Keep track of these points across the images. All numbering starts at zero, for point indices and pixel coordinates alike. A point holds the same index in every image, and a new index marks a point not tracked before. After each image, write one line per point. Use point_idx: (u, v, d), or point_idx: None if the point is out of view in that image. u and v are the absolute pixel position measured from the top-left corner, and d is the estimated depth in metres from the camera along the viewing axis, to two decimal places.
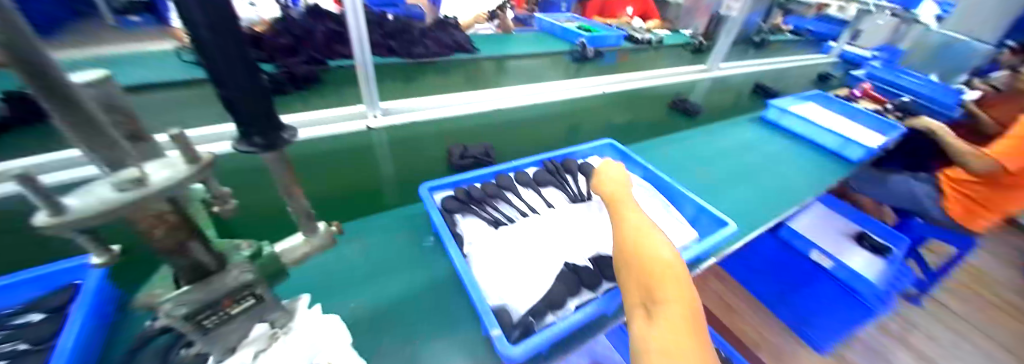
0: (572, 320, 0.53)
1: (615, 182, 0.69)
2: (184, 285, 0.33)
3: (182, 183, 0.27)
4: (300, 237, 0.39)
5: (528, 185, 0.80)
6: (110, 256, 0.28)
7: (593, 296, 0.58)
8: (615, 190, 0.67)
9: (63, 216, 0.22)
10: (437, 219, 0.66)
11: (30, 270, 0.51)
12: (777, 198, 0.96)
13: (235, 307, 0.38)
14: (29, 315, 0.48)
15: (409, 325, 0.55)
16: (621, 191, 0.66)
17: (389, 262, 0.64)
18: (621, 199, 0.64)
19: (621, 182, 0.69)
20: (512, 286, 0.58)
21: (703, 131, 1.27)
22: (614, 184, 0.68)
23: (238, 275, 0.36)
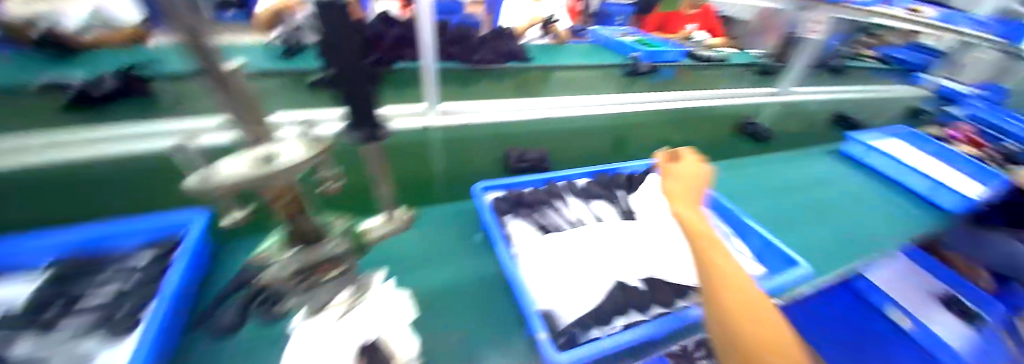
0: (621, 339, 0.47)
1: (683, 182, 0.56)
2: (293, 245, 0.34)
3: (298, 166, 0.28)
4: (379, 217, 0.38)
5: (579, 194, 0.75)
6: (232, 219, 0.30)
7: (644, 319, 0.52)
8: (685, 191, 0.54)
9: (206, 182, 0.24)
10: (488, 217, 0.64)
11: (144, 219, 0.57)
12: (857, 244, 0.85)
13: None
14: (136, 259, 0.53)
15: (454, 315, 0.54)
16: (691, 192, 0.55)
17: (444, 255, 0.64)
18: (689, 200, 0.53)
19: (688, 181, 0.56)
20: (560, 291, 0.54)
21: (775, 160, 1.18)
22: (683, 183, 0.56)
23: None
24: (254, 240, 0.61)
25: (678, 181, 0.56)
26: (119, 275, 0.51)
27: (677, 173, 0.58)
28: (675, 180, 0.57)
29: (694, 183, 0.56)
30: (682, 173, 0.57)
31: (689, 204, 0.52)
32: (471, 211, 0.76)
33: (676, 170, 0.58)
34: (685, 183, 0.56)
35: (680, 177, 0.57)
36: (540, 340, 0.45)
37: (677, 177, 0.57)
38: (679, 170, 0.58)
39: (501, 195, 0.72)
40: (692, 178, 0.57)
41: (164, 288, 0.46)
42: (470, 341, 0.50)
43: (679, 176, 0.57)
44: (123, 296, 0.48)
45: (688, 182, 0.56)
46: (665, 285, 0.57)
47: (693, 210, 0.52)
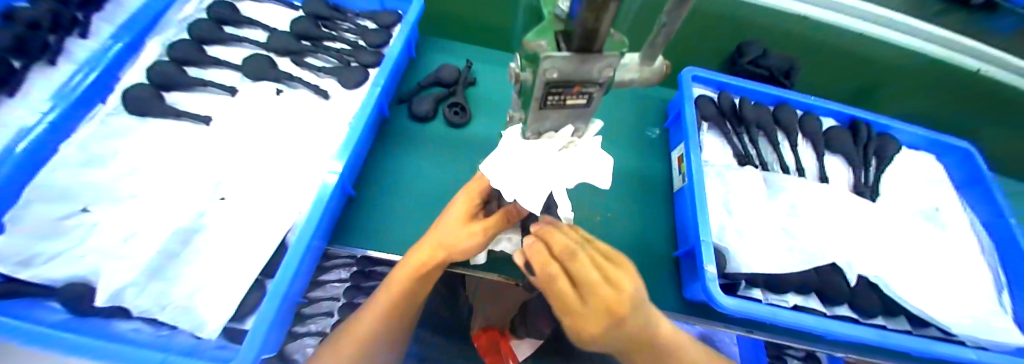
0: (800, 318, 0.40)
1: (625, 310, 0.25)
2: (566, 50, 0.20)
3: None
4: (643, 62, 0.26)
5: (811, 137, 0.57)
6: None
7: (821, 310, 0.44)
8: (617, 309, 0.25)
9: None
10: (690, 115, 0.51)
11: None
12: None
13: (568, 103, 0.25)
14: (352, 25, 0.57)
15: (604, 200, 0.53)
16: (617, 307, 0.25)
17: (614, 136, 0.59)
18: (617, 317, 0.25)
19: (621, 303, 0.25)
20: (740, 239, 0.46)
21: None
22: (617, 322, 0.25)
23: (590, 88, 0.24)
24: (453, 47, 0.63)
25: (620, 313, 0.25)
26: (340, 36, 0.56)
27: (624, 312, 0.25)
28: (629, 296, 0.26)
29: (627, 285, 0.25)
30: (603, 319, 0.25)
31: (612, 319, 0.25)
32: (656, 100, 0.65)
33: (631, 287, 0.26)
34: (630, 302, 0.26)
35: (625, 305, 0.25)
36: (707, 272, 0.39)
37: (634, 297, 0.26)
38: (627, 286, 0.26)
39: (709, 96, 0.58)
40: (638, 298, 0.27)
41: (380, 72, 0.48)
42: (610, 227, 0.50)
43: (621, 310, 0.25)
44: (351, 54, 0.53)
45: (627, 321, 0.26)
46: (872, 295, 0.45)
47: (603, 315, 0.25)
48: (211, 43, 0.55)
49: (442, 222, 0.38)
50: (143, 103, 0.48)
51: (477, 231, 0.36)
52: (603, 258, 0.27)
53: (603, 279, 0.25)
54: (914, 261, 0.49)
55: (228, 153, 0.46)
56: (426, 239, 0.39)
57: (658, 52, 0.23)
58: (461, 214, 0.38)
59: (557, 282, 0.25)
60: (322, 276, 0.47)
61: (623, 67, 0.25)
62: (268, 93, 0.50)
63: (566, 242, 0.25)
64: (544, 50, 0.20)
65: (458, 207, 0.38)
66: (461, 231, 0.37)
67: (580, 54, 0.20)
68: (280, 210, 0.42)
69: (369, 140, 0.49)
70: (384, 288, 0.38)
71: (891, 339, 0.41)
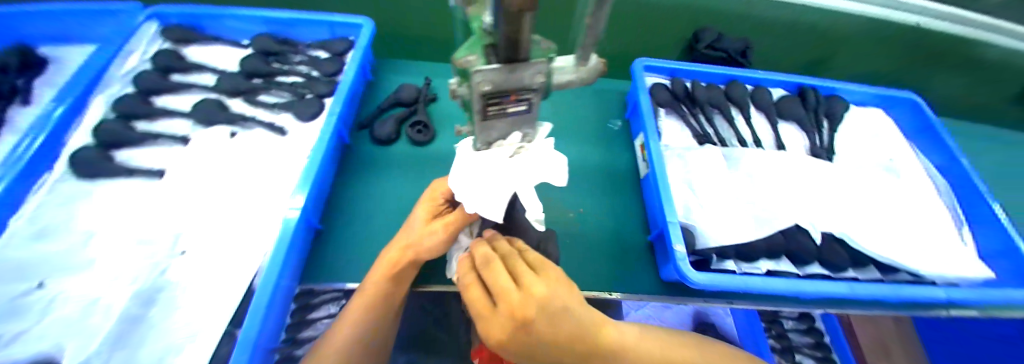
0: (761, 280, 0.41)
1: (535, 316, 0.23)
2: (494, 63, 0.20)
3: None
4: (578, 62, 0.26)
5: (765, 108, 0.59)
6: None
7: (794, 272, 0.45)
8: (526, 315, 0.23)
9: None
10: (645, 103, 0.53)
11: (304, 13, 0.55)
12: None
13: (509, 111, 0.25)
14: (304, 57, 0.56)
15: (577, 196, 0.54)
16: (529, 313, 0.23)
17: (580, 132, 0.61)
18: (530, 325, 0.24)
19: (534, 309, 0.23)
20: (711, 216, 0.47)
21: None
22: (531, 331, 0.24)
23: (527, 95, 0.24)
24: (412, 67, 0.63)
25: (531, 318, 0.23)
26: (292, 70, 0.55)
27: (537, 318, 0.23)
28: (545, 301, 0.24)
29: (538, 290, 0.24)
30: (514, 325, 0.24)
31: (523, 326, 0.23)
32: (616, 93, 0.67)
33: (545, 291, 0.24)
34: (545, 308, 0.24)
35: (539, 311, 0.24)
36: (676, 252, 0.40)
37: (551, 303, 0.24)
38: (541, 294, 0.24)
39: (663, 83, 0.60)
40: (559, 306, 0.24)
41: (334, 101, 0.48)
42: (585, 223, 0.51)
43: (532, 317, 0.23)
44: (306, 86, 0.52)
45: (547, 330, 0.24)
46: (841, 251, 0.47)
47: (510, 322, 0.24)
48: (159, 93, 0.53)
49: (405, 227, 0.40)
50: (91, 165, 0.46)
51: (438, 229, 0.37)
52: (523, 265, 0.26)
53: (511, 285, 0.25)
54: (875, 212, 0.51)
55: (188, 204, 0.45)
56: (396, 239, 0.40)
57: (591, 53, 0.24)
58: (424, 214, 0.39)
59: (471, 289, 0.27)
60: (310, 314, 0.46)
61: (558, 70, 0.26)
62: (222, 137, 0.49)
63: (485, 252, 0.28)
64: (475, 66, 0.21)
65: (421, 209, 0.40)
66: (422, 230, 0.38)
67: (507, 65, 0.21)
68: (247, 254, 0.41)
69: (331, 170, 0.48)
70: (360, 292, 0.38)
71: (858, 287, 0.43)
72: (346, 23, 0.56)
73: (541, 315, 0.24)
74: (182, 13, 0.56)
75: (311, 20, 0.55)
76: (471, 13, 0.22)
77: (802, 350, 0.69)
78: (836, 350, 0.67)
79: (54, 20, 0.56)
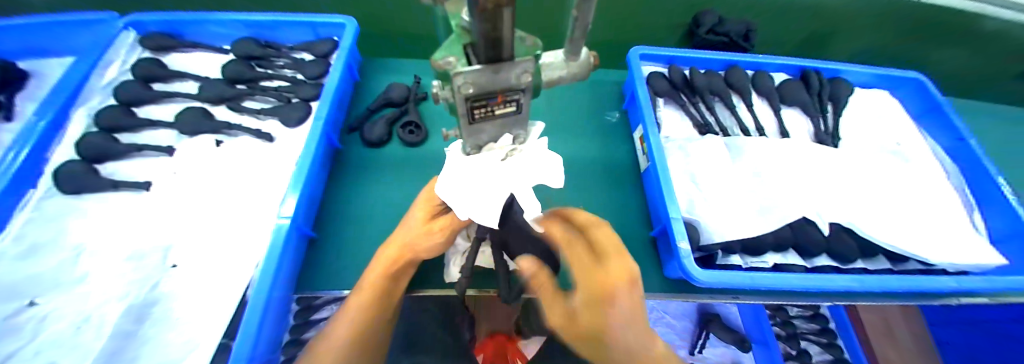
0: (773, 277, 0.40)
1: (597, 317, 0.29)
2: (478, 64, 0.19)
3: None
4: (567, 58, 0.25)
5: (767, 95, 0.57)
6: None
7: (802, 265, 0.45)
8: (593, 309, 0.29)
9: None
10: (643, 94, 0.51)
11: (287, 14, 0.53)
12: None
13: (497, 113, 0.24)
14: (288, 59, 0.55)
15: (576, 192, 0.52)
16: (592, 313, 0.29)
17: (577, 126, 0.59)
18: (592, 320, 0.29)
19: (596, 308, 0.29)
20: (713, 208, 0.46)
21: None
22: (593, 325, 0.29)
23: (515, 95, 0.23)
24: (401, 64, 0.61)
25: (590, 310, 0.29)
26: (277, 73, 0.53)
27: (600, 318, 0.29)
28: (610, 309, 0.28)
29: (620, 284, 0.28)
30: (581, 315, 0.30)
31: (587, 319, 0.30)
32: (612, 84, 0.65)
33: (617, 305, 0.28)
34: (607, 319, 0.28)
35: (603, 315, 0.29)
36: (680, 249, 0.39)
37: (615, 312, 0.28)
38: (604, 310, 0.29)
39: (661, 72, 0.58)
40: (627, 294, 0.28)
41: (320, 105, 0.46)
42: None
43: (592, 312, 0.29)
44: (292, 90, 0.51)
45: (604, 330, 0.29)
46: (847, 241, 0.46)
47: (579, 315, 0.30)
48: (141, 104, 0.52)
49: (402, 229, 0.38)
50: (75, 180, 0.44)
51: (443, 227, 0.36)
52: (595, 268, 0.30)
53: (600, 269, 0.30)
54: (882, 199, 0.50)
55: (176, 216, 0.44)
56: (394, 237, 0.38)
57: (580, 47, 0.22)
58: (422, 215, 0.37)
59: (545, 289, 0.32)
60: (314, 314, 0.51)
61: (546, 67, 0.25)
62: (208, 146, 0.48)
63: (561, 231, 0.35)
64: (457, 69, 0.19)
65: (420, 208, 0.37)
66: (424, 232, 0.36)
67: (491, 65, 0.19)
68: (239, 266, 0.40)
69: (321, 176, 0.46)
70: (357, 291, 0.36)
71: (871, 280, 0.41)
72: (330, 22, 0.54)
73: (602, 317, 0.29)
74: (159, 20, 0.54)
75: (294, 20, 0.53)
76: (447, 10, 0.20)
77: (807, 336, 0.69)
78: (841, 336, 0.67)
79: (29, 33, 0.54)
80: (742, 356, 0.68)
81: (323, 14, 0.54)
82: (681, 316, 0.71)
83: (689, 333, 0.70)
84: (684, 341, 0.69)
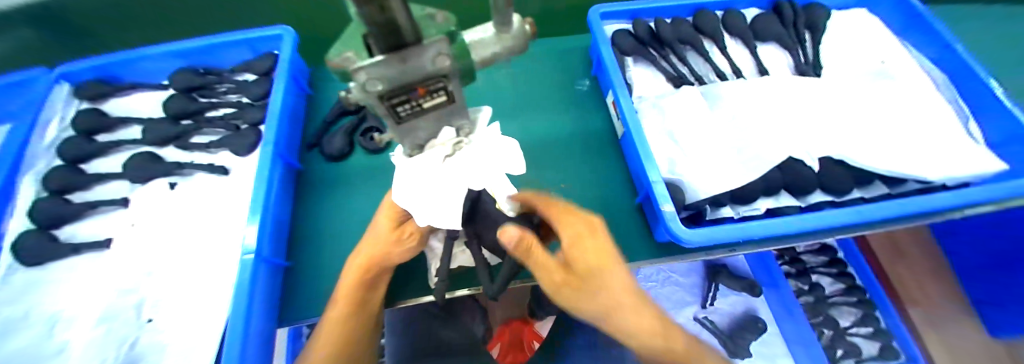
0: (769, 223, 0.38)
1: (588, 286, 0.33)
2: (378, 55, 0.16)
3: None
4: (494, 32, 0.22)
5: (740, 33, 0.54)
6: None
7: (796, 206, 0.42)
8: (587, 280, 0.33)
9: None
10: (608, 56, 0.48)
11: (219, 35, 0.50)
12: None
13: (428, 108, 0.21)
14: (229, 85, 0.52)
15: (554, 170, 0.50)
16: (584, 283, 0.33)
17: (548, 102, 0.56)
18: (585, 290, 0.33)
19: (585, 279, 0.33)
20: (696, 164, 0.44)
21: None
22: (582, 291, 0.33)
23: (440, 84, 0.20)
24: None
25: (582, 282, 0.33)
26: (223, 101, 0.50)
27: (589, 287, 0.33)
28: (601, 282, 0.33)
29: (595, 227, 0.34)
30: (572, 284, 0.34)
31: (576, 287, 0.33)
32: (579, 50, 0.61)
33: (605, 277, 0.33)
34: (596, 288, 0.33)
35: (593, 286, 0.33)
36: (664, 212, 0.37)
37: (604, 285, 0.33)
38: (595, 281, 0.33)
39: (627, 28, 0.55)
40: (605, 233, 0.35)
41: (267, 128, 0.43)
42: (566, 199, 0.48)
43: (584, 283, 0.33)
44: (240, 114, 0.48)
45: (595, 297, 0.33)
46: (840, 174, 0.43)
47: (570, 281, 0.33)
48: (89, 160, 0.48)
49: (369, 241, 0.36)
50: (34, 249, 0.41)
51: (413, 231, 0.35)
52: (575, 220, 0.34)
53: (583, 217, 0.35)
54: (870, 124, 0.48)
55: (140, 268, 0.41)
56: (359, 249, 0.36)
57: (510, 17, 0.20)
58: (387, 223, 0.35)
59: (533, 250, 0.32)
60: None
61: (476, 45, 0.22)
62: (164, 190, 0.45)
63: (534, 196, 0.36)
64: (360, 65, 0.17)
65: (384, 214, 0.35)
66: (392, 240, 0.35)
67: (397, 52, 0.17)
68: (212, 310, 0.38)
69: (283, 200, 0.44)
70: (331, 311, 0.36)
71: (867, 211, 0.38)
72: (267, 36, 0.50)
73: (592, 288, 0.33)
74: (90, 66, 0.49)
75: (226, 42, 0.50)
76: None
77: (817, 270, 0.69)
78: (851, 264, 0.68)
79: None
80: (754, 302, 0.66)
81: (258, 29, 0.51)
82: (689, 272, 0.68)
83: (698, 289, 0.67)
84: (695, 298, 0.67)
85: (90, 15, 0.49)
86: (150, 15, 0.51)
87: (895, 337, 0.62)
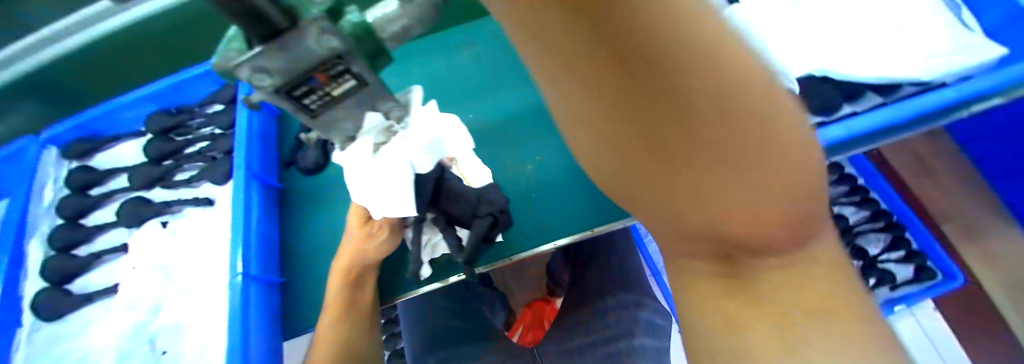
0: None
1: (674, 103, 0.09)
2: (257, 47, 0.16)
3: None
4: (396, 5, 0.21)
5: None
6: None
7: None
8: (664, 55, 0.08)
9: None
10: None
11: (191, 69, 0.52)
12: None
13: (339, 94, 0.21)
14: (200, 121, 0.53)
15: (529, 143, 0.49)
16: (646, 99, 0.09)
17: (514, 76, 0.54)
18: (674, 127, 0.09)
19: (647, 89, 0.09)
20: None
21: None
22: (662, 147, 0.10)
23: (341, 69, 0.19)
24: None
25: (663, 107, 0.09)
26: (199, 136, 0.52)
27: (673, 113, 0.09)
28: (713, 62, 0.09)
29: None
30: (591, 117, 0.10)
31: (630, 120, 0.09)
32: None
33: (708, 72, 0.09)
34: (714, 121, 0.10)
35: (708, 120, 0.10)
36: None
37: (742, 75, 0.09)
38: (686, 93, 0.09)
39: None
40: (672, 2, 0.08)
41: (237, 154, 0.44)
42: (544, 172, 0.47)
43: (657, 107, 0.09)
44: (216, 144, 0.50)
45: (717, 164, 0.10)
46: (825, 92, 0.41)
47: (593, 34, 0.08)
48: (87, 213, 0.50)
49: (345, 243, 0.36)
50: (53, 304, 0.43)
51: (382, 223, 0.35)
52: None
53: None
54: (854, 34, 0.44)
55: (145, 307, 0.43)
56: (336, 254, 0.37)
57: None
58: (356, 220, 0.35)
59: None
60: None
61: (380, 25, 0.21)
62: (157, 230, 0.47)
63: None
64: (242, 61, 0.16)
65: (352, 215, 0.36)
66: (364, 237, 0.35)
67: (275, 41, 0.16)
68: (216, 335, 0.40)
69: (269, 220, 0.46)
70: (322, 321, 0.36)
71: (854, 124, 0.36)
72: None
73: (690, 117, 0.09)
74: (71, 126, 0.52)
75: (195, 72, 0.52)
76: None
77: (840, 201, 0.63)
78: (874, 189, 0.63)
79: None
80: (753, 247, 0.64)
81: None
82: None
83: None
84: None
85: (86, 70, 0.53)
86: (139, 63, 0.55)
87: (930, 257, 0.59)
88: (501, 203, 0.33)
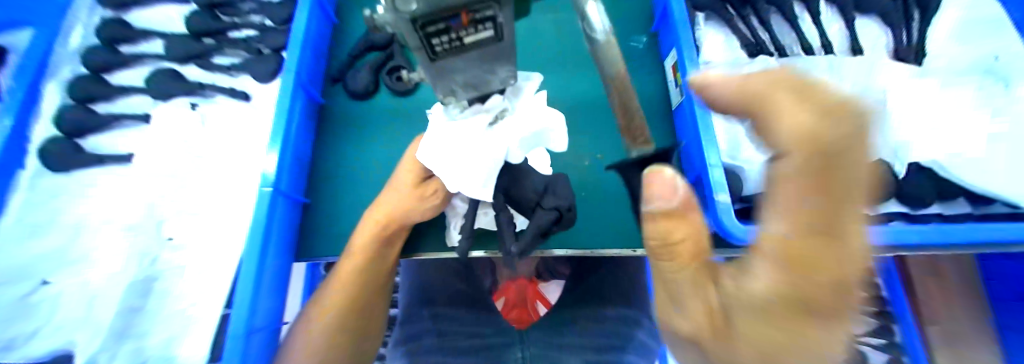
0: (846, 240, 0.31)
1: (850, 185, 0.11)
2: None
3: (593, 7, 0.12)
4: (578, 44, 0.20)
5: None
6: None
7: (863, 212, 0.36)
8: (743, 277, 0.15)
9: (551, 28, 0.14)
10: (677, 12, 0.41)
11: None
12: None
13: (467, 40, 0.17)
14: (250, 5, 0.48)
15: (592, 136, 0.45)
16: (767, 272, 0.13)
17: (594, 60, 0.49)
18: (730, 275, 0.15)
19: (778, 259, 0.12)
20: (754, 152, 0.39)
21: None
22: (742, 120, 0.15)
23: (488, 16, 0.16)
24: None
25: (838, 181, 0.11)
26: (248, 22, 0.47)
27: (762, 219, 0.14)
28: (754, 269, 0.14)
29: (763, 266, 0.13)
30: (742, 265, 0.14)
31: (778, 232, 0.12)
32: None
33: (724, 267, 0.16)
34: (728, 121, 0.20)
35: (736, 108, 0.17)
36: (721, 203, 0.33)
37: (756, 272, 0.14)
38: (747, 329, 0.14)
39: None
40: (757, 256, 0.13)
41: (289, 55, 0.40)
42: (599, 172, 0.44)
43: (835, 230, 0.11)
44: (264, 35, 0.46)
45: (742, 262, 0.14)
46: (928, 184, 0.37)
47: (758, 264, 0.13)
48: (112, 70, 0.45)
49: (387, 198, 0.34)
50: (61, 156, 0.40)
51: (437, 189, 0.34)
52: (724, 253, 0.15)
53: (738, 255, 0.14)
54: (976, 128, 0.39)
55: (161, 186, 0.41)
56: (373, 210, 0.35)
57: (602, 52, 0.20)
58: (409, 178, 0.33)
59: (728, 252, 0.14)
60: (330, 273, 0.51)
61: (587, 27, 0.19)
62: (185, 110, 0.44)
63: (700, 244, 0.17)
64: None
65: (405, 171, 0.33)
66: (414, 197, 0.33)
67: None
68: (231, 238, 0.39)
69: (306, 137, 0.43)
70: (338, 273, 0.33)
71: (956, 230, 0.31)
72: None
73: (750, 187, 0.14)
74: None
75: None
76: None
77: None
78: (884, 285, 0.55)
79: None
80: None
81: None
82: None
83: None
84: None
85: None
86: None
87: None
88: (569, 199, 0.30)
